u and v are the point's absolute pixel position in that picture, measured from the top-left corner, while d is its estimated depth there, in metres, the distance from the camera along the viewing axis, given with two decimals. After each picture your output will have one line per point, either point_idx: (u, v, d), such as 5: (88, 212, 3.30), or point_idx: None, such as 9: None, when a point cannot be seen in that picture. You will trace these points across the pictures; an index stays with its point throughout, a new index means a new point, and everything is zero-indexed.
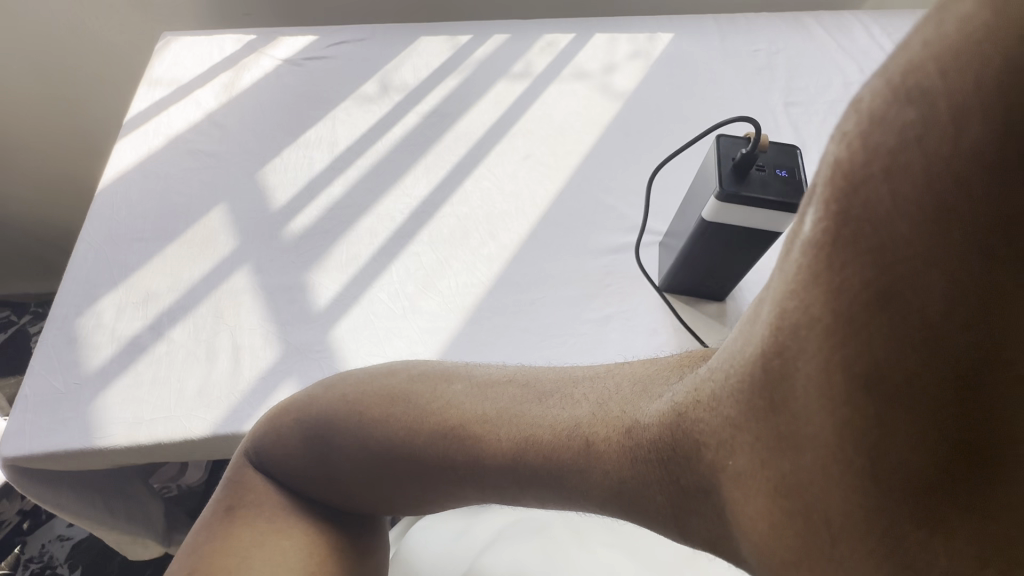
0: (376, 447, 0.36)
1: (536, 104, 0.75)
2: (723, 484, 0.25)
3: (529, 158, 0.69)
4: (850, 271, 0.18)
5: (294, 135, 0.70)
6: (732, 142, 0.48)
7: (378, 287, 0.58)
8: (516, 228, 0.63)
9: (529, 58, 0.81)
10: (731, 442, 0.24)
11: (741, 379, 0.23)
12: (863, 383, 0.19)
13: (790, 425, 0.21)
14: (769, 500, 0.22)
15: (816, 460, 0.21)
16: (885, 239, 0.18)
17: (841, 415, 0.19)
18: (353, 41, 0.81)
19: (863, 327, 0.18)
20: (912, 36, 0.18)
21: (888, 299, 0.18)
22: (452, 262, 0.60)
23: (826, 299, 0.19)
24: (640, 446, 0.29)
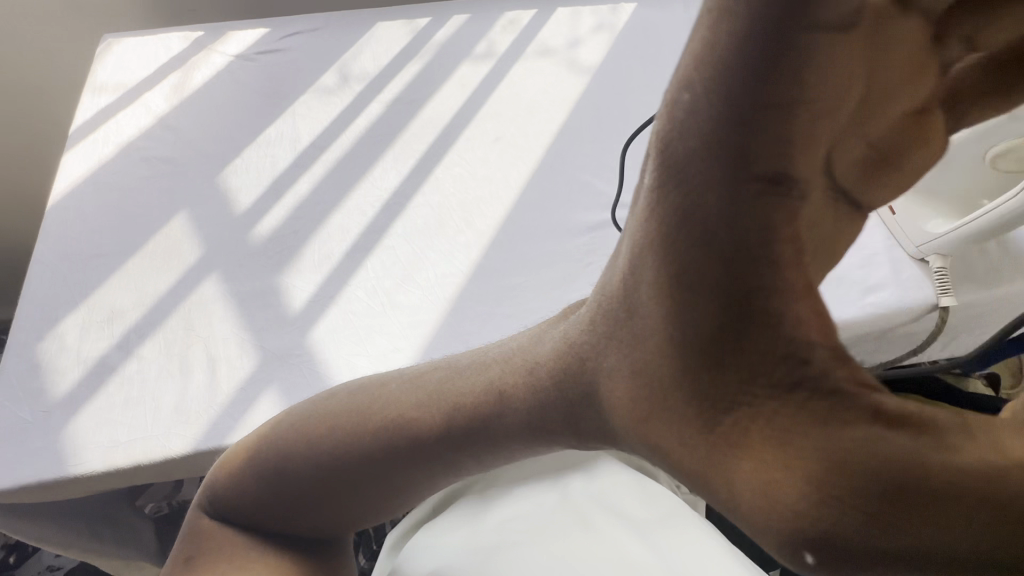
0: (326, 456, 0.33)
1: (502, 84, 0.73)
2: (598, 402, 0.22)
3: (500, 140, 0.68)
4: (659, 207, 0.16)
5: (253, 134, 0.67)
6: None
7: (354, 285, 0.56)
8: (492, 213, 0.61)
9: (492, 38, 0.79)
10: (599, 363, 0.21)
11: (604, 312, 0.21)
12: (672, 318, 0.18)
13: (631, 347, 0.20)
14: (632, 419, 0.20)
15: (650, 381, 0.19)
16: (679, 171, 0.15)
17: (658, 347, 0.18)
18: (306, 32, 0.77)
19: (666, 256, 0.17)
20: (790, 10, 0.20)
21: (688, 233, 0.16)
22: (428, 253, 0.58)
23: (645, 227, 0.17)
24: (542, 386, 0.25)
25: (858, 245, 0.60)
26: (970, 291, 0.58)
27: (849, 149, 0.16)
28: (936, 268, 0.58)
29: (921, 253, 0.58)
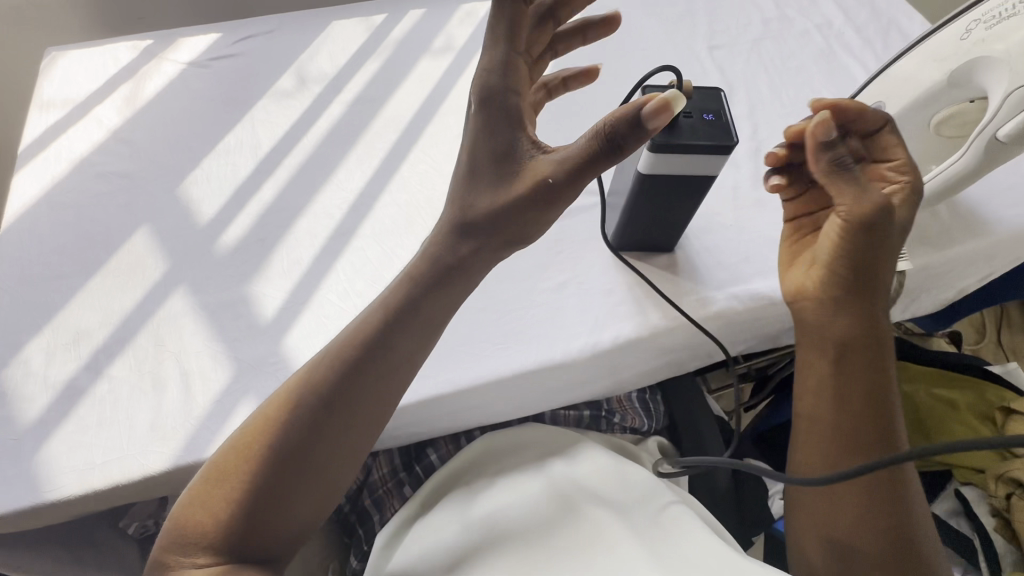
0: (286, 402, 0.46)
1: (463, 77, 0.73)
2: (477, 217, 0.49)
3: (464, 134, 0.68)
4: (479, 113, 0.49)
5: (212, 142, 0.66)
6: (658, 93, 0.48)
7: (326, 289, 0.56)
8: None
9: (450, 31, 0.78)
10: (473, 203, 0.49)
11: (469, 172, 0.49)
12: (490, 151, 0.48)
13: (478, 175, 0.49)
14: (488, 205, 0.48)
15: (486, 184, 0.48)
16: (485, 110, 0.48)
17: (487, 163, 0.48)
18: (260, 35, 0.76)
19: (484, 136, 0.48)
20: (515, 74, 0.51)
21: (488, 124, 0.48)
22: (399, 251, 0.58)
23: (476, 129, 0.49)
24: (445, 243, 0.50)
25: None
26: (924, 254, 0.61)
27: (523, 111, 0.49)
28: None
29: None
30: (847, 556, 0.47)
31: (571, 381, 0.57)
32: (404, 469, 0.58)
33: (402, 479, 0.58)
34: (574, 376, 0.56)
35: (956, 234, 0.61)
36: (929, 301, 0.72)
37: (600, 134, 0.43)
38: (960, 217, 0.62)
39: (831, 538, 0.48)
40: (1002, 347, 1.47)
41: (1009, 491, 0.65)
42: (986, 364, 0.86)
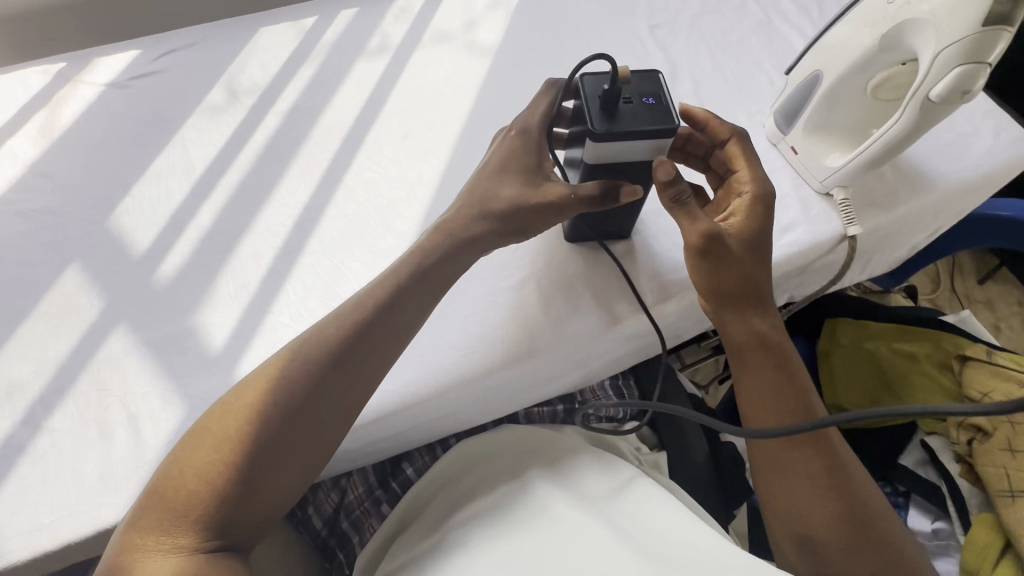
0: (275, 363, 0.47)
1: (403, 76, 0.71)
2: (496, 203, 0.53)
3: (408, 136, 0.66)
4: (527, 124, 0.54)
5: (141, 167, 0.62)
6: (594, 80, 0.47)
7: (277, 311, 0.53)
8: (411, 213, 0.60)
9: (385, 30, 0.75)
10: (494, 189, 0.53)
11: (498, 166, 0.54)
12: (525, 158, 0.54)
13: (502, 173, 0.54)
14: (507, 198, 0.53)
15: (508, 183, 0.53)
16: (533, 120, 0.54)
17: (514, 164, 0.54)
18: (183, 48, 0.72)
19: (522, 143, 0.54)
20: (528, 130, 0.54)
21: (526, 136, 0.54)
22: (350, 264, 0.56)
23: (519, 136, 0.54)
24: (467, 219, 0.53)
25: None
26: (873, 216, 0.62)
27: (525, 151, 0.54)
28: (840, 200, 0.60)
29: (825, 188, 0.61)
30: (816, 550, 0.51)
31: (542, 376, 0.56)
32: (379, 487, 0.57)
33: (379, 496, 0.57)
34: (543, 372, 0.56)
35: (901, 193, 0.62)
36: (884, 260, 0.74)
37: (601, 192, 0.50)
38: (904, 176, 0.63)
39: (801, 535, 0.51)
40: (956, 293, 1.54)
41: (970, 436, 0.67)
42: (941, 316, 0.89)
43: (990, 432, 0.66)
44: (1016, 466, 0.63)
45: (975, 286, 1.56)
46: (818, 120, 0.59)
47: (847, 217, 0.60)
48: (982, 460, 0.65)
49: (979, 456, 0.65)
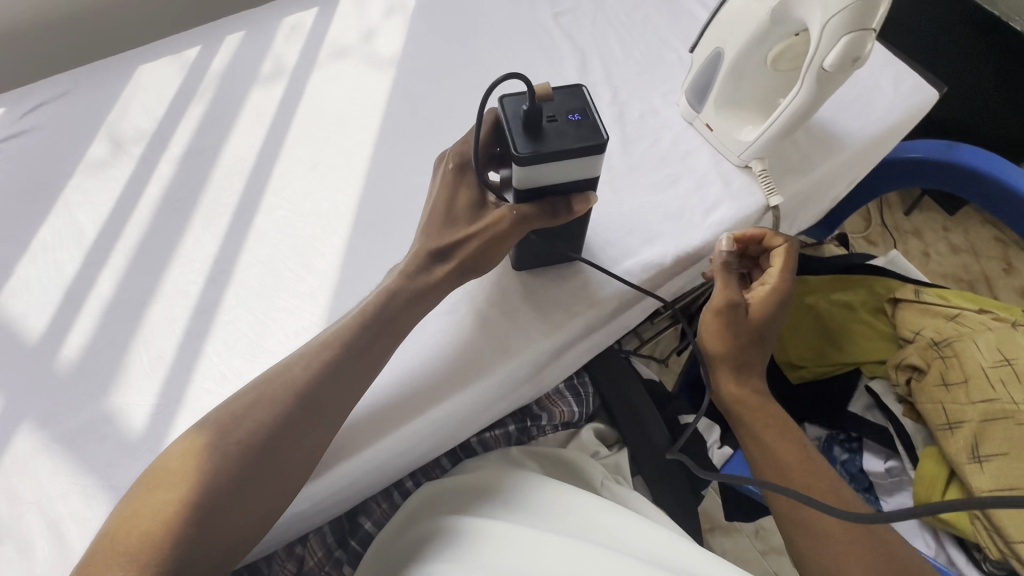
0: (245, 406, 0.46)
1: (303, 101, 0.67)
2: (449, 242, 0.52)
3: (318, 165, 0.62)
4: (460, 159, 0.54)
5: (23, 242, 0.57)
6: (517, 100, 0.47)
7: (200, 378, 0.50)
8: (331, 248, 0.57)
9: (277, 52, 0.71)
10: (443, 229, 0.53)
11: (441, 205, 0.54)
12: (467, 193, 0.54)
13: (448, 210, 0.54)
14: (458, 235, 0.52)
15: (458, 221, 0.53)
16: (466, 154, 0.54)
17: (460, 200, 0.54)
18: (52, 100, 0.65)
19: (461, 179, 0.54)
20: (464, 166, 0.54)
21: (463, 173, 0.54)
22: (273, 314, 0.53)
23: (455, 172, 0.54)
24: (424, 258, 0.52)
25: (690, 169, 0.63)
26: (791, 183, 0.63)
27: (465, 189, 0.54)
28: (758, 171, 0.61)
29: (743, 161, 0.61)
30: None
31: (489, 397, 0.55)
32: (339, 546, 0.60)
33: (338, 556, 0.59)
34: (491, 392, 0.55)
35: (816, 156, 0.64)
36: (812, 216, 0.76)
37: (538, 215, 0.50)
38: (816, 139, 0.64)
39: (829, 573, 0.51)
40: (886, 227, 1.62)
41: (908, 375, 0.71)
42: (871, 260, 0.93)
43: (925, 370, 0.69)
44: (951, 399, 0.66)
45: (902, 217, 1.64)
46: (727, 95, 0.59)
47: (767, 187, 0.61)
48: (920, 397, 0.68)
49: (917, 393, 0.68)
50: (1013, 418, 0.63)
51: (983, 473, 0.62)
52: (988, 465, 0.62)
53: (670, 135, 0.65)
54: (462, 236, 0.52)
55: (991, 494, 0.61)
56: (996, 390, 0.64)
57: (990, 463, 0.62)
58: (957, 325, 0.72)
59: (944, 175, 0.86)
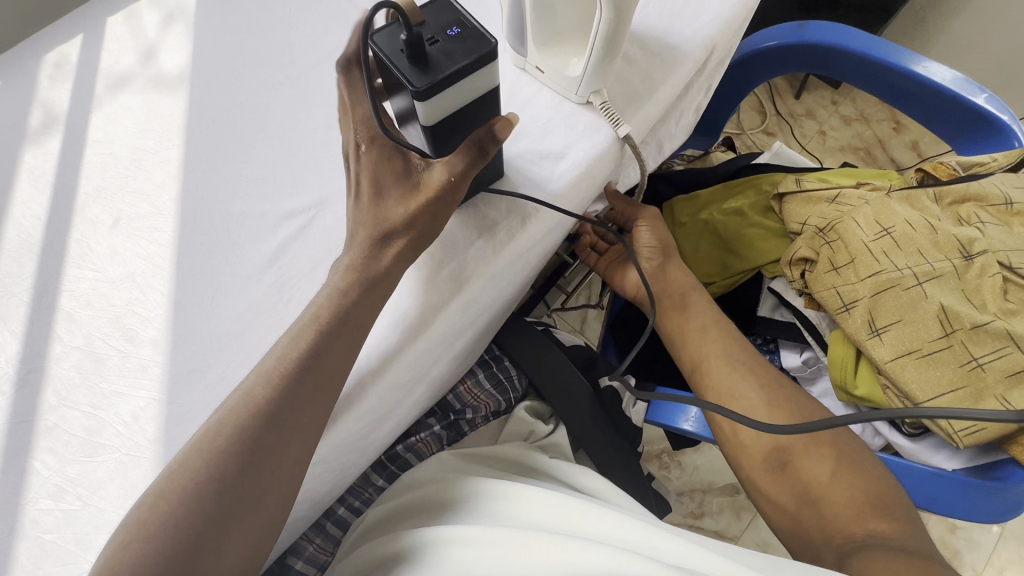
0: (213, 445, 0.43)
1: (88, 149, 0.57)
2: (398, 220, 0.47)
3: (120, 219, 0.54)
4: (364, 130, 0.47)
5: None
6: (389, 34, 0.40)
7: (32, 497, 0.44)
8: (154, 310, 0.50)
9: (42, 96, 0.60)
10: (384, 210, 0.47)
11: (374, 186, 0.47)
12: (399, 165, 0.47)
13: (383, 193, 0.47)
14: (402, 212, 0.47)
15: (398, 199, 0.47)
16: (366, 121, 0.47)
17: (392, 176, 0.47)
18: None
19: (379, 151, 0.47)
20: (370, 134, 0.47)
21: (374, 144, 0.47)
22: (104, 401, 0.47)
23: (370, 143, 0.47)
24: (375, 246, 0.47)
25: (532, 118, 0.58)
26: (636, 107, 0.59)
27: (388, 163, 0.47)
28: (599, 105, 0.57)
29: (584, 98, 0.57)
30: (789, 459, 0.62)
31: (364, 427, 0.51)
32: None
33: None
34: (361, 421, 0.50)
35: (655, 73, 0.60)
36: (686, 119, 0.74)
37: (470, 154, 0.44)
38: (652, 55, 0.61)
39: (778, 453, 0.62)
40: (781, 114, 1.63)
41: (802, 269, 0.71)
42: (756, 159, 0.92)
43: (816, 259, 0.69)
44: (842, 281, 0.66)
45: (794, 101, 1.65)
46: (542, 33, 0.54)
47: (612, 119, 0.56)
48: (815, 286, 0.68)
49: (812, 283, 0.69)
50: (899, 285, 0.63)
51: (884, 344, 0.63)
52: (886, 335, 0.63)
53: (505, 87, 0.59)
54: (407, 212, 0.47)
55: (893, 362, 0.62)
56: (880, 262, 0.65)
57: (887, 334, 0.63)
58: (838, 205, 0.71)
59: (803, 58, 0.85)
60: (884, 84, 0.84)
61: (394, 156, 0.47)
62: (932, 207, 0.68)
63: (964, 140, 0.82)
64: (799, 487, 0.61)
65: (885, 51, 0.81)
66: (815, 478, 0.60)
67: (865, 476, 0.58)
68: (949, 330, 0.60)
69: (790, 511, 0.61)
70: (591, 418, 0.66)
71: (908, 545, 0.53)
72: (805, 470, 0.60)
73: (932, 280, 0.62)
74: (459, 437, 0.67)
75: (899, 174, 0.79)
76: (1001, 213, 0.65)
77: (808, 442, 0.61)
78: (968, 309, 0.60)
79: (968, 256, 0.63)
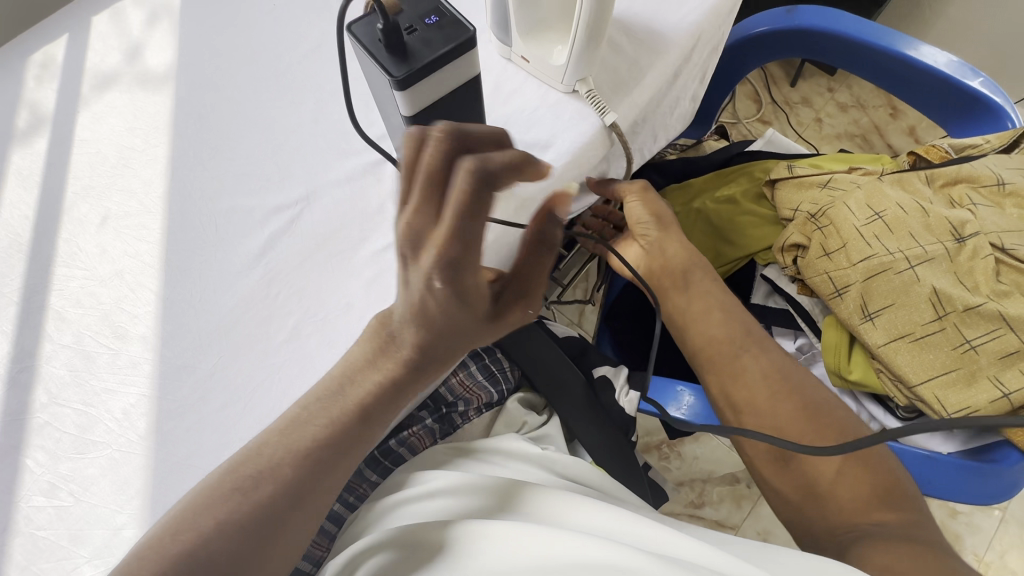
0: (241, 461, 0.44)
1: (75, 149, 0.57)
2: (459, 343, 0.44)
3: (108, 218, 0.54)
4: (455, 281, 0.37)
5: None
6: (368, 24, 0.40)
7: (26, 495, 0.44)
8: (143, 307, 0.50)
9: (28, 97, 0.60)
10: (442, 337, 0.43)
11: (441, 322, 0.41)
12: (473, 300, 0.41)
13: (447, 323, 0.42)
14: (465, 338, 0.44)
15: (462, 327, 0.43)
16: (467, 275, 0.38)
17: (463, 312, 0.41)
18: None
19: (460, 303, 0.40)
20: (457, 297, 0.39)
21: (460, 296, 0.39)
22: (95, 399, 0.47)
23: (453, 301, 0.39)
24: (423, 358, 0.44)
25: (518, 108, 0.58)
26: (623, 95, 0.59)
27: (463, 302, 0.40)
28: (585, 93, 0.56)
29: (569, 87, 0.57)
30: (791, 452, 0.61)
31: None
32: None
33: None
34: None
35: (641, 60, 0.60)
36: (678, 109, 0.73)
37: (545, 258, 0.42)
38: (638, 42, 0.60)
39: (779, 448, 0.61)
40: (777, 103, 1.62)
41: (795, 254, 0.70)
42: (748, 147, 0.91)
43: (808, 245, 0.69)
44: (835, 266, 0.66)
45: (790, 89, 1.64)
46: (526, 22, 0.54)
47: (599, 108, 0.56)
48: (808, 272, 0.68)
49: (805, 269, 0.68)
50: (892, 268, 0.63)
51: (876, 328, 0.63)
52: (879, 319, 0.63)
53: (491, 78, 0.59)
54: (477, 335, 0.44)
55: (887, 346, 0.62)
56: (871, 247, 0.64)
57: (880, 318, 0.63)
58: (830, 190, 0.71)
59: (793, 44, 0.85)
60: (876, 69, 0.84)
61: (473, 291, 0.40)
62: (923, 189, 0.67)
63: (957, 123, 0.82)
64: (802, 480, 0.60)
65: (877, 34, 0.80)
66: (819, 471, 0.59)
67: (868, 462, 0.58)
68: (942, 313, 0.60)
69: (794, 502, 0.60)
70: (586, 408, 0.67)
71: (912, 533, 0.54)
72: (811, 465, 0.59)
73: (924, 263, 0.62)
74: (451, 430, 0.65)
75: (891, 158, 0.79)
76: (993, 195, 0.65)
77: (812, 436, 0.60)
78: (961, 291, 0.60)
79: (961, 238, 0.62)
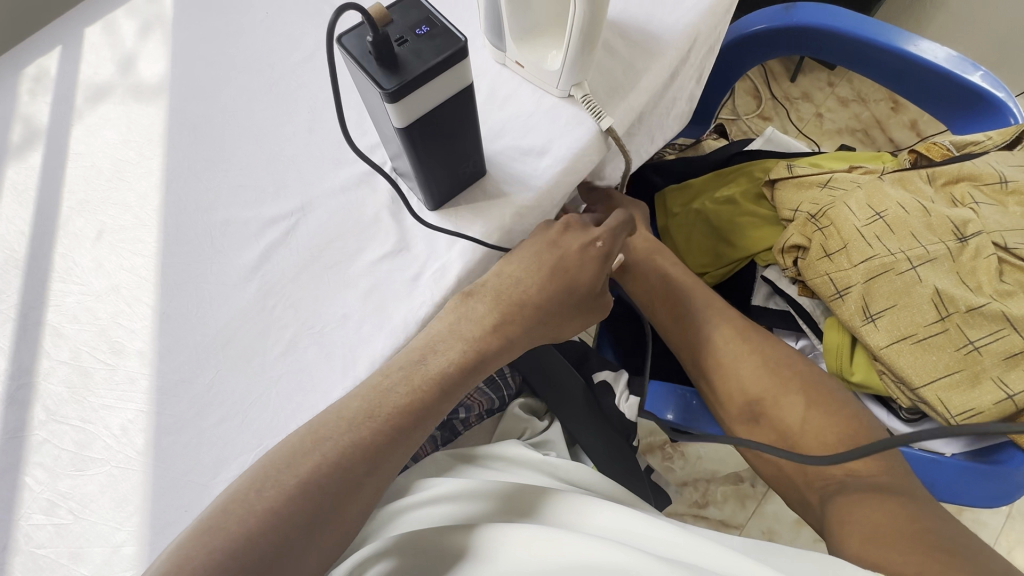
0: (285, 455, 0.44)
1: (70, 163, 0.57)
2: (557, 319, 0.58)
3: (104, 232, 0.54)
4: (601, 248, 0.59)
5: None
6: (358, 36, 0.39)
7: (26, 513, 0.44)
8: (139, 322, 0.50)
9: (22, 111, 0.59)
10: (541, 303, 0.56)
11: (563, 281, 0.56)
12: (600, 262, 0.58)
13: (564, 285, 0.57)
14: (564, 315, 0.58)
15: (566, 297, 0.57)
16: (614, 252, 0.60)
17: (587, 277, 0.58)
18: None
19: (597, 263, 0.58)
20: (592, 258, 0.58)
21: (605, 254, 0.59)
22: (94, 415, 0.47)
23: (595, 257, 0.58)
24: (509, 331, 0.54)
25: (513, 114, 0.57)
26: (619, 98, 0.58)
27: (596, 265, 0.58)
28: (580, 98, 0.56)
29: (565, 92, 0.56)
30: (761, 408, 0.63)
31: None
32: None
33: None
34: None
35: (636, 62, 0.59)
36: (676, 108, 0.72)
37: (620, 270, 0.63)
38: (633, 45, 0.60)
39: (750, 404, 0.63)
40: (777, 98, 1.61)
41: (795, 256, 0.70)
42: (748, 146, 0.91)
43: (807, 246, 0.68)
44: (836, 268, 0.65)
45: (790, 85, 1.63)
46: (519, 27, 0.53)
47: (595, 112, 0.55)
48: (808, 273, 0.67)
49: (805, 270, 0.68)
50: (893, 269, 0.62)
51: (878, 330, 0.62)
52: (881, 321, 0.62)
53: (485, 84, 0.59)
54: (581, 300, 0.58)
55: (889, 348, 0.61)
56: (873, 247, 0.64)
57: (882, 319, 0.62)
58: (831, 190, 0.70)
59: (791, 41, 0.84)
60: (875, 65, 0.83)
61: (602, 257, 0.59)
62: (925, 188, 0.67)
63: (959, 119, 0.81)
64: (776, 434, 0.61)
65: (876, 31, 0.79)
66: (788, 423, 0.61)
67: (838, 415, 0.59)
68: (945, 314, 0.59)
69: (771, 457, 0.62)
70: (585, 407, 0.66)
71: (884, 486, 0.54)
72: (780, 417, 0.61)
73: (926, 263, 0.61)
74: (453, 437, 0.66)
75: (893, 156, 0.78)
76: (996, 193, 0.64)
77: (777, 393, 0.62)
78: (964, 292, 0.59)
79: (963, 238, 0.62)
